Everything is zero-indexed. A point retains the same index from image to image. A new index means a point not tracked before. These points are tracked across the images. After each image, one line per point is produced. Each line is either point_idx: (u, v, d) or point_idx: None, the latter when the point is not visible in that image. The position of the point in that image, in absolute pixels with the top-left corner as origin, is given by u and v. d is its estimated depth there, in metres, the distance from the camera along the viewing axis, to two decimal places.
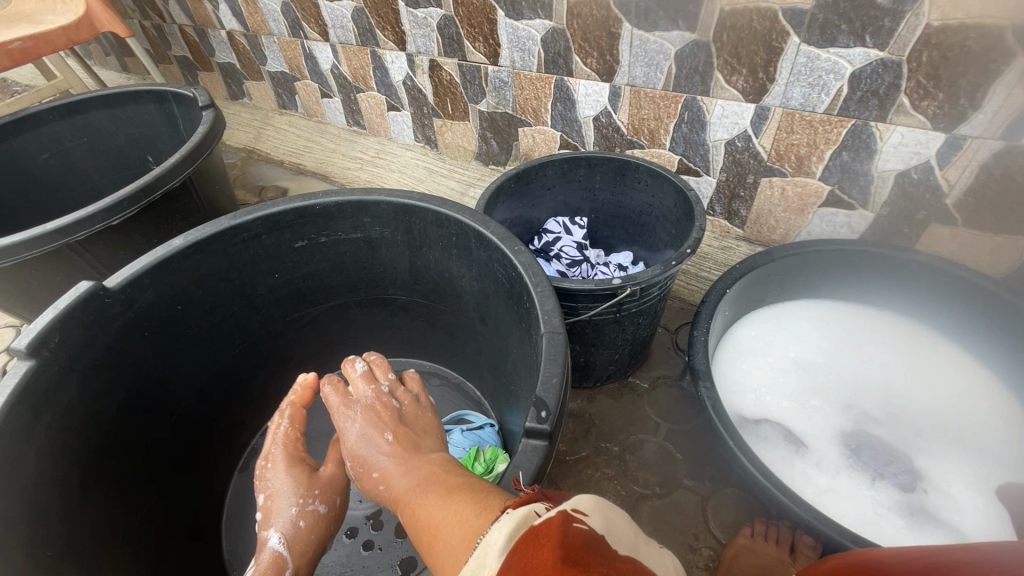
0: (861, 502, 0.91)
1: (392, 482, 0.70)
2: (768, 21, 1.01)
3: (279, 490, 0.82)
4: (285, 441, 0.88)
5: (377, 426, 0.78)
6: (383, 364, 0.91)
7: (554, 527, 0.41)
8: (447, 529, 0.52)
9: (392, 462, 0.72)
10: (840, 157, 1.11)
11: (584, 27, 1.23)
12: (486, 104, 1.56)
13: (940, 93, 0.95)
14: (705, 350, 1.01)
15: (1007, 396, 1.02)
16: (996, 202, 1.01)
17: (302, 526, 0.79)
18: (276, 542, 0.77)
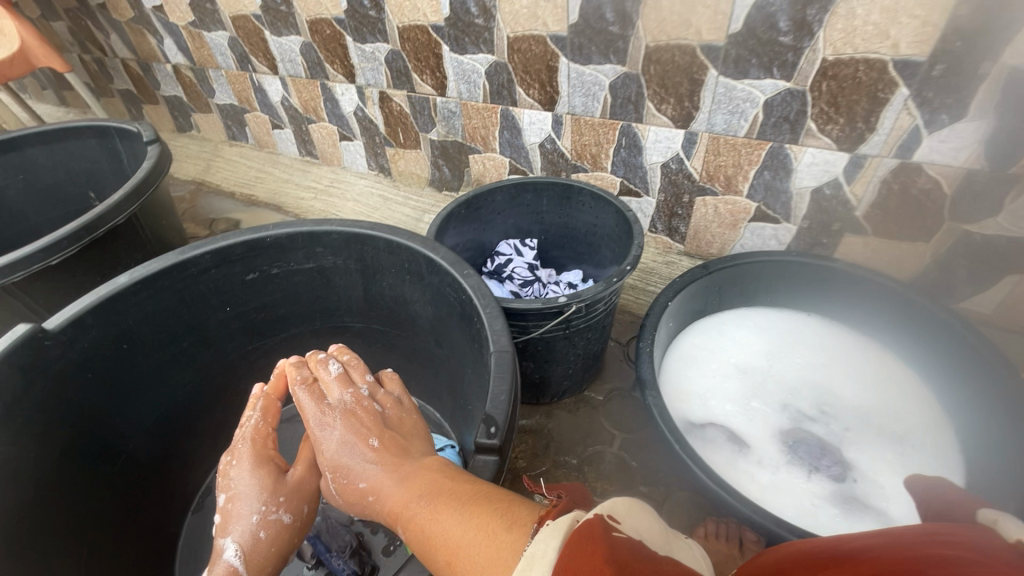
0: (797, 493, 0.97)
1: (385, 492, 0.68)
2: (689, 55, 1.11)
3: (240, 495, 0.78)
4: (252, 443, 0.84)
5: (360, 433, 0.74)
6: (360, 362, 0.86)
7: (593, 528, 0.44)
8: (474, 546, 0.55)
9: (376, 473, 0.70)
10: (763, 176, 1.21)
11: (524, 61, 1.30)
12: (437, 133, 1.61)
13: (841, 118, 1.06)
14: (651, 360, 1.07)
15: (921, 391, 1.12)
16: (897, 213, 1.12)
17: (262, 537, 0.75)
18: (232, 554, 0.74)
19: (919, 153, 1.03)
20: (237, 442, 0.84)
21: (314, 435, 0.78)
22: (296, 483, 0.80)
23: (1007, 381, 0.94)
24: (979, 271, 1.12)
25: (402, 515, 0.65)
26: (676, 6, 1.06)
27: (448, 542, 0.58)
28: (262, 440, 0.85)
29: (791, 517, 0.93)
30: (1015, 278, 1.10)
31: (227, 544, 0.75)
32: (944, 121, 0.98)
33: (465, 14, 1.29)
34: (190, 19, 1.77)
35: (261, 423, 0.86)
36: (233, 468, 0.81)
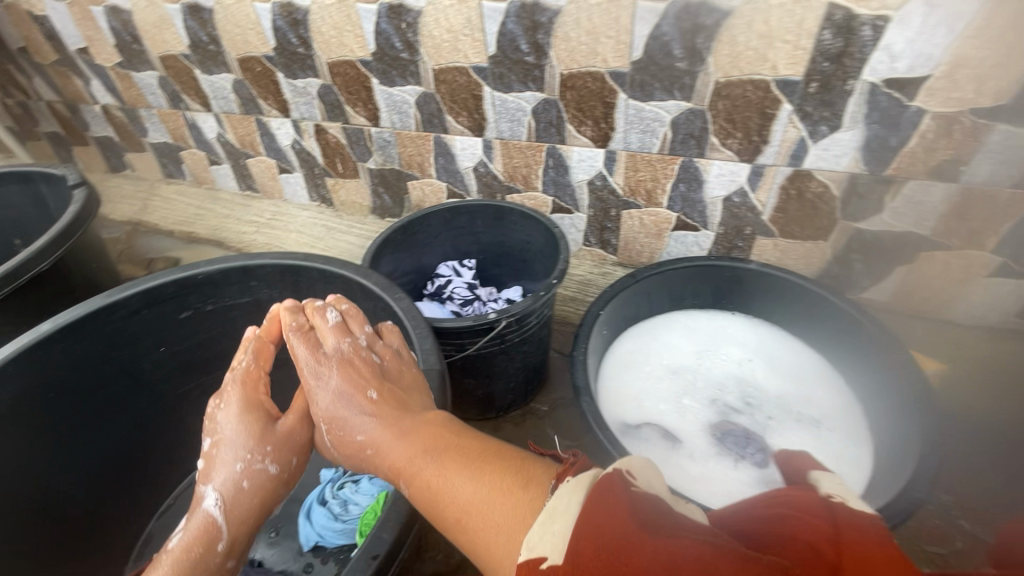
0: (726, 483, 1.03)
1: (384, 443, 0.76)
2: (599, 82, 1.19)
3: (229, 440, 0.88)
4: (244, 389, 0.92)
5: (358, 384, 0.81)
6: (358, 313, 0.91)
7: (614, 481, 0.51)
8: (493, 507, 0.61)
9: (370, 424, 0.78)
10: (679, 188, 1.30)
11: (450, 91, 1.36)
12: (374, 162, 1.65)
13: (739, 132, 1.16)
14: (585, 368, 1.12)
15: (834, 377, 1.22)
16: (798, 215, 1.24)
17: (244, 487, 0.85)
18: (213, 503, 0.84)
19: (809, 161, 1.14)
20: (232, 386, 0.93)
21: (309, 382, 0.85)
22: (285, 434, 0.89)
23: (904, 362, 1.04)
24: (872, 263, 1.24)
25: (410, 476, 0.71)
26: (583, 37, 1.14)
27: (461, 502, 0.65)
28: (251, 386, 0.93)
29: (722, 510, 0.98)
30: (903, 267, 1.22)
31: (210, 492, 0.86)
32: (825, 132, 1.09)
33: (390, 48, 1.34)
34: (116, 60, 1.76)
35: (251, 367, 0.94)
36: (224, 413, 0.91)
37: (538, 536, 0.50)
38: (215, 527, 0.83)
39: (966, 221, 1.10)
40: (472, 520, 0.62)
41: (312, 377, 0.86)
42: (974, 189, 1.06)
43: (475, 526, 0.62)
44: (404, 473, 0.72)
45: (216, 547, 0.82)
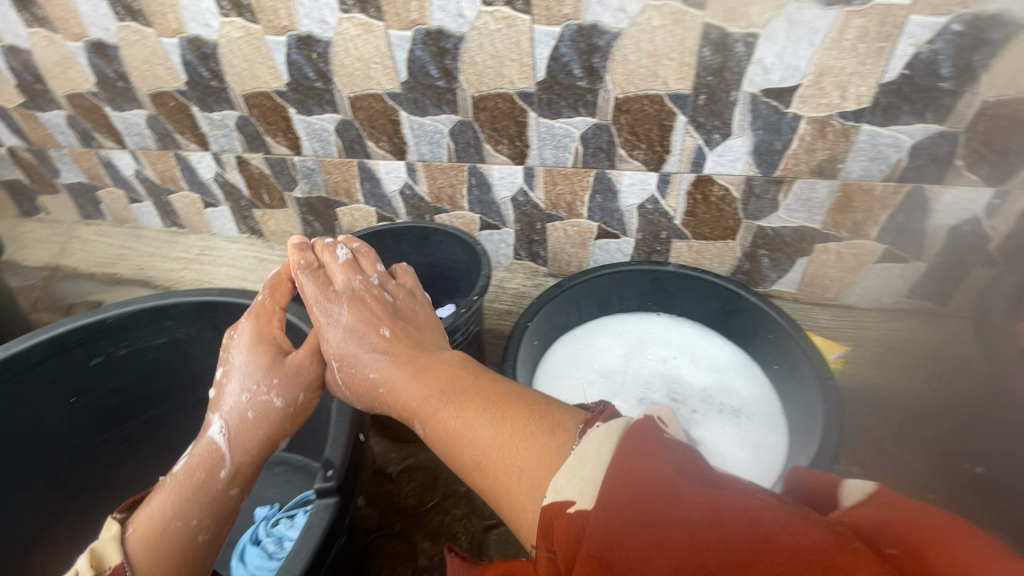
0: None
1: (393, 378, 0.89)
2: (509, 102, 1.24)
3: (239, 371, 0.96)
4: (251, 328, 0.99)
5: (370, 319, 0.96)
6: (367, 256, 1.08)
7: (647, 436, 0.57)
8: (516, 448, 0.69)
9: (384, 357, 0.92)
10: (596, 200, 1.36)
11: (368, 117, 1.38)
12: (301, 191, 1.64)
13: (643, 144, 1.23)
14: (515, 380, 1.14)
15: (753, 366, 1.29)
16: (706, 218, 1.31)
17: (249, 418, 0.93)
18: (218, 431, 0.92)
19: (709, 167, 1.22)
20: (243, 324, 1.00)
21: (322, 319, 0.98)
22: (292, 366, 0.97)
23: (806, 351, 1.12)
24: (777, 257, 1.33)
25: (419, 409, 0.84)
26: (488, 61, 1.18)
27: (486, 447, 0.73)
28: (263, 324, 1.00)
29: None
30: (804, 259, 1.31)
31: (216, 421, 0.94)
32: (718, 139, 1.17)
33: (303, 78, 1.34)
34: (19, 101, 1.68)
35: (265, 302, 1.02)
36: (235, 344, 0.99)
37: (564, 483, 0.58)
38: (220, 454, 0.90)
39: (849, 213, 1.20)
40: (485, 454, 0.72)
41: (323, 313, 0.98)
42: (853, 185, 1.16)
43: (497, 470, 0.70)
44: (415, 408, 0.84)
45: (219, 475, 0.89)
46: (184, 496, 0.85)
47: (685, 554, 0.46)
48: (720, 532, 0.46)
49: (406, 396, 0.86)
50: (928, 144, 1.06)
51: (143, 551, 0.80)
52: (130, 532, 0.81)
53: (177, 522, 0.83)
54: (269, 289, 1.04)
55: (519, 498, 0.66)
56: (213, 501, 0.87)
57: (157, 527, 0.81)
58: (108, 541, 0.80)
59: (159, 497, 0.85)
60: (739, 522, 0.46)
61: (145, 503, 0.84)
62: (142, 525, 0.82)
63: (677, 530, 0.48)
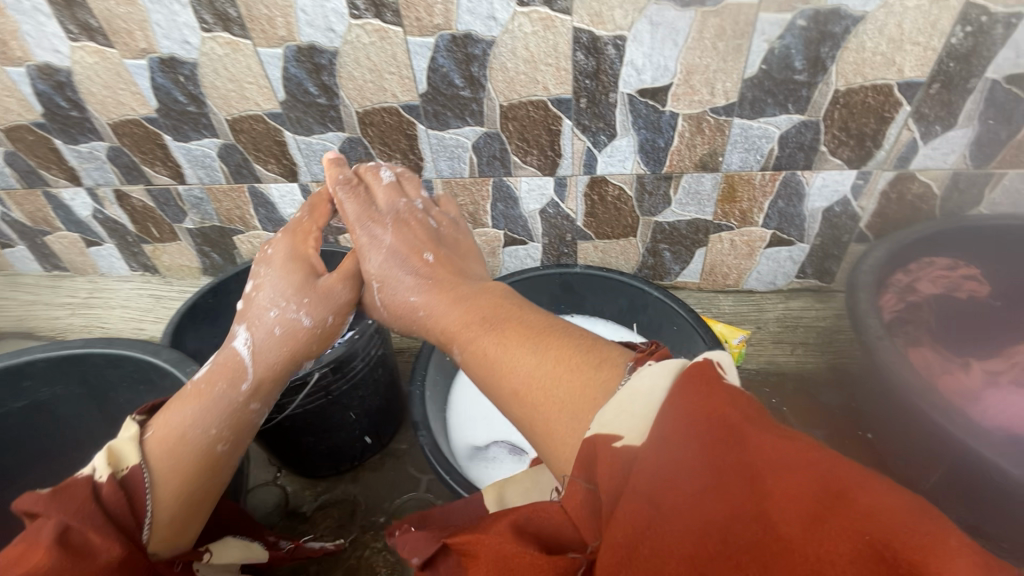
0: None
1: (432, 304, 0.89)
2: (395, 115, 1.21)
3: (268, 286, 0.97)
4: (288, 245, 1.02)
5: (412, 245, 1.00)
6: (409, 181, 1.11)
7: (707, 375, 0.53)
8: (558, 369, 0.68)
9: (424, 280, 0.94)
10: (497, 208, 1.36)
11: (251, 140, 1.30)
12: (192, 222, 1.54)
13: (534, 149, 1.23)
14: (424, 400, 1.09)
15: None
16: (606, 217, 1.33)
17: (276, 333, 0.94)
18: (244, 343, 0.93)
19: (600, 168, 1.24)
20: (276, 246, 1.02)
21: (364, 239, 1.01)
22: (324, 288, 0.98)
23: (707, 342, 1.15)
24: (677, 250, 1.37)
25: (458, 326, 0.83)
26: (367, 75, 1.15)
27: (518, 377, 0.71)
28: (293, 246, 1.02)
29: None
30: (701, 249, 1.35)
31: (242, 333, 0.95)
32: (605, 140, 1.18)
33: (173, 103, 1.25)
34: None
35: (306, 220, 1.04)
36: (275, 255, 1.01)
37: (613, 418, 0.55)
38: (243, 367, 0.91)
39: (735, 203, 1.25)
40: (519, 363, 0.72)
41: (365, 232, 1.02)
42: (734, 176, 1.20)
43: (535, 392, 0.68)
44: (454, 329, 0.84)
45: (241, 391, 0.89)
46: (205, 404, 0.86)
47: (751, 504, 0.43)
48: (791, 485, 0.42)
49: (446, 316, 0.86)
50: (794, 134, 1.11)
51: (160, 455, 0.80)
52: (149, 435, 0.81)
53: (196, 430, 0.83)
54: (311, 209, 1.07)
55: (554, 412, 0.65)
56: (234, 412, 0.87)
57: (178, 433, 0.82)
58: (126, 440, 0.80)
59: (174, 409, 0.85)
60: (809, 479, 0.42)
61: (166, 409, 0.84)
62: (163, 430, 0.82)
63: (743, 476, 0.44)
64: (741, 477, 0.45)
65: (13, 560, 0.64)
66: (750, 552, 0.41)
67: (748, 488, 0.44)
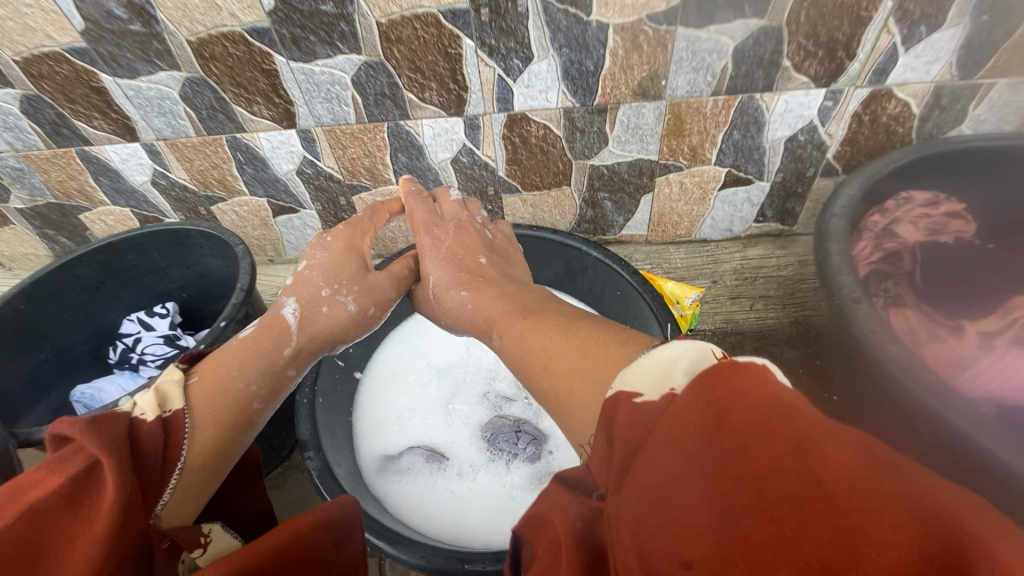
0: (496, 493, 0.89)
1: (480, 302, 0.80)
2: (242, 45, 0.91)
3: (324, 269, 0.87)
4: (347, 233, 0.92)
5: (467, 250, 0.91)
6: (476, 204, 1.04)
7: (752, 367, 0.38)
8: (589, 344, 0.57)
9: (480, 280, 0.86)
10: (399, 159, 1.10)
11: (59, 88, 0.98)
12: (19, 200, 1.21)
13: (432, 82, 0.96)
14: (314, 413, 0.86)
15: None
16: (531, 164, 1.10)
17: (323, 311, 0.83)
18: (292, 311, 0.81)
19: (518, 102, 0.99)
20: (341, 233, 0.91)
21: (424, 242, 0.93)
22: (373, 284, 0.89)
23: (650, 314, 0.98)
24: (619, 198, 1.16)
25: (505, 314, 0.74)
26: None
27: (542, 352, 0.61)
28: (352, 236, 0.91)
29: (491, 543, 0.82)
30: (647, 196, 1.15)
31: (290, 301, 0.82)
32: (519, 66, 0.93)
33: None
34: None
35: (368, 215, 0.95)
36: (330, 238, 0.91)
37: (636, 373, 0.45)
38: (291, 331, 0.78)
39: (683, 137, 1.03)
40: (551, 338, 0.62)
41: (426, 238, 0.94)
42: (681, 103, 0.97)
43: (559, 363, 0.58)
44: (497, 314, 0.75)
45: (280, 356, 0.73)
46: (252, 358, 0.71)
47: (793, 458, 0.31)
48: (841, 448, 0.31)
49: (494, 305, 0.77)
50: (752, 45, 0.88)
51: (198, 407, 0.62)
52: (194, 379, 0.64)
53: (241, 381, 0.67)
54: (372, 212, 0.97)
55: (574, 388, 0.54)
56: (275, 372, 0.72)
57: (220, 377, 0.65)
58: (171, 383, 0.62)
59: (216, 364, 0.67)
60: (859, 449, 0.31)
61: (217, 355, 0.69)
62: (207, 373, 0.66)
63: (783, 427, 0.33)
64: (784, 431, 0.32)
65: (27, 484, 0.44)
66: (777, 510, 0.30)
67: (789, 441, 0.32)
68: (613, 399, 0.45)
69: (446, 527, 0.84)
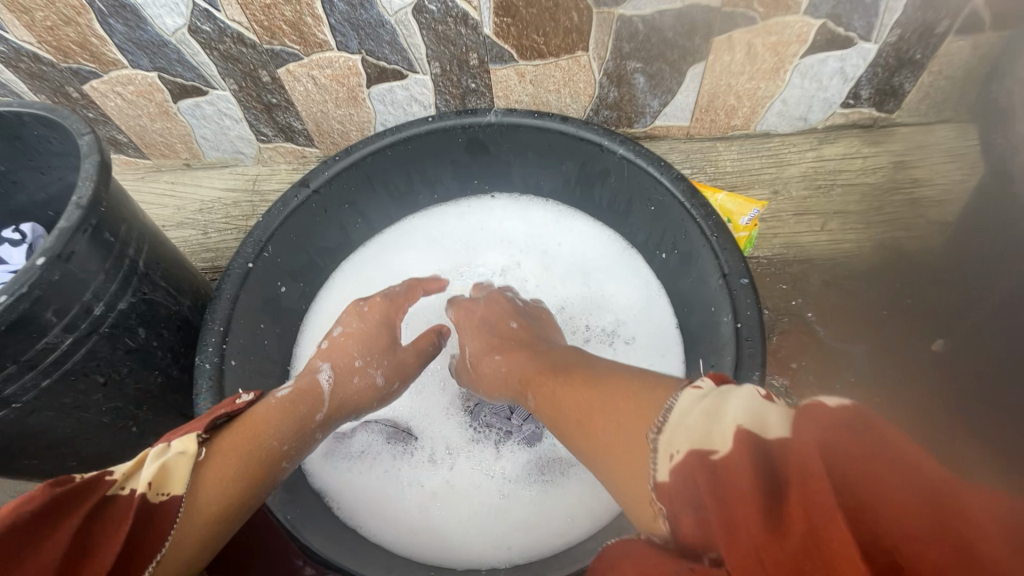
0: (479, 487, 0.69)
1: (519, 367, 0.59)
2: None
3: (358, 339, 0.68)
4: (385, 304, 0.73)
5: (498, 312, 0.70)
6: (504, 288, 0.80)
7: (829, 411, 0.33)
8: (619, 395, 0.45)
9: (512, 343, 0.64)
10: (335, 7, 0.71)
11: None
12: None
13: None
14: (217, 384, 0.62)
15: (669, 360, 0.77)
16: (533, 15, 0.72)
17: (354, 384, 0.65)
18: (325, 379, 0.63)
19: None
20: (378, 302, 0.73)
21: (459, 312, 0.74)
22: (405, 360, 0.70)
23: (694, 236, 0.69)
24: (658, 71, 0.80)
25: (539, 376, 0.55)
26: None
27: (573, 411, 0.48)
28: (388, 307, 0.73)
29: (468, 559, 0.64)
30: (699, 67, 0.79)
31: (324, 370, 0.64)
32: None
33: None
34: None
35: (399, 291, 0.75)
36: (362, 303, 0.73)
37: (681, 425, 0.36)
38: (319, 397, 0.61)
39: None
40: (577, 394, 0.48)
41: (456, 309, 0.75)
42: None
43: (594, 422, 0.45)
44: (533, 378, 0.56)
45: (313, 420, 0.59)
46: (285, 420, 0.56)
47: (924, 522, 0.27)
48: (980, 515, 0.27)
49: (529, 367, 0.58)
50: None
51: (204, 479, 0.47)
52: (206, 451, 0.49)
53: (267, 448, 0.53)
54: (410, 285, 0.77)
55: (629, 461, 0.40)
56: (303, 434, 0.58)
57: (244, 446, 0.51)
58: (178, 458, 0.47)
59: (250, 427, 0.53)
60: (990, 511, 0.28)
61: (246, 419, 0.53)
62: (230, 441, 0.51)
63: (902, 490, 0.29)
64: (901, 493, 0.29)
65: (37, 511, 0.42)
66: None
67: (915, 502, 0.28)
68: (676, 464, 0.35)
69: (410, 534, 0.66)
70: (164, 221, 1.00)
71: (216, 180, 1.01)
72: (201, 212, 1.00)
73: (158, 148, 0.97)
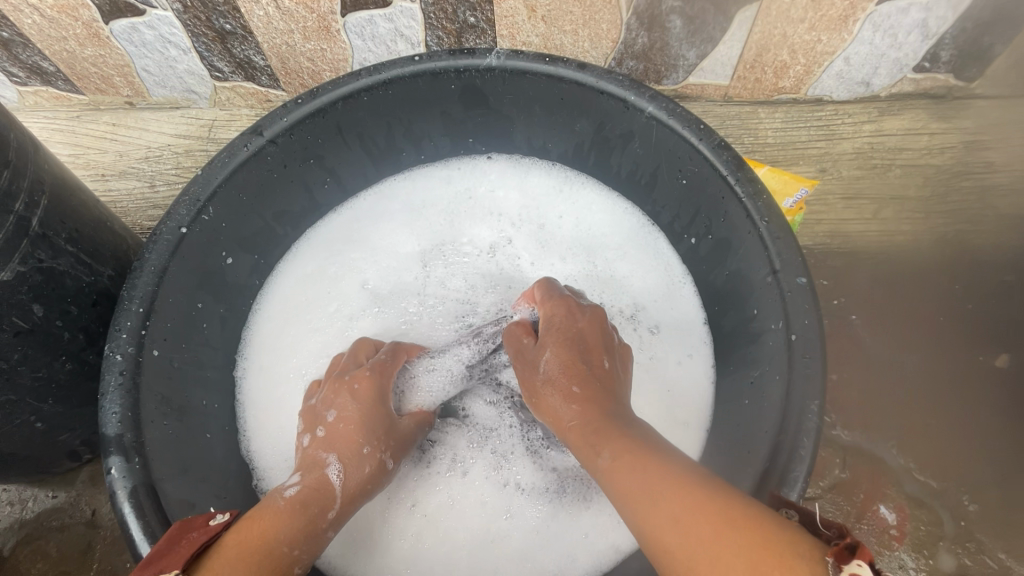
0: (486, 502, 0.63)
1: (611, 423, 0.47)
2: None
3: (360, 421, 0.57)
4: (375, 378, 0.60)
5: (594, 340, 0.55)
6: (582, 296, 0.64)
7: None
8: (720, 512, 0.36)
9: (597, 386, 0.51)
10: None
11: None
12: None
13: None
14: (133, 387, 0.49)
15: (695, 364, 0.65)
16: None
17: (366, 475, 0.55)
18: (336, 475, 0.53)
19: None
20: (367, 374, 0.59)
21: (552, 314, 0.58)
22: (411, 431, 0.60)
23: (738, 221, 0.56)
24: (701, 13, 0.64)
25: (618, 438, 0.45)
26: None
27: (665, 506, 0.38)
28: (379, 379, 0.60)
29: None
30: (749, 11, 0.64)
31: (331, 462, 0.54)
32: None
33: None
34: None
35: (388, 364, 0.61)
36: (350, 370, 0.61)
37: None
38: (331, 494, 0.52)
39: None
40: (655, 480, 0.40)
41: (546, 303, 0.60)
42: None
43: (701, 531, 0.36)
44: (612, 439, 0.46)
45: (325, 519, 0.50)
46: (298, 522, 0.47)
47: None
48: None
49: (611, 425, 0.47)
50: None
51: None
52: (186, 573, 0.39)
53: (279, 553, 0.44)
54: (394, 349, 0.63)
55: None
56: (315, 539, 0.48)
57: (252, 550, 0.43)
58: None
59: (239, 552, 0.42)
60: None
61: (255, 526, 0.45)
62: (236, 552, 0.42)
63: None
64: None
65: None
66: None
67: None
68: None
69: (392, 555, 0.61)
70: (105, 169, 0.85)
71: (164, 124, 0.86)
72: (148, 160, 0.85)
73: (92, 80, 0.81)
